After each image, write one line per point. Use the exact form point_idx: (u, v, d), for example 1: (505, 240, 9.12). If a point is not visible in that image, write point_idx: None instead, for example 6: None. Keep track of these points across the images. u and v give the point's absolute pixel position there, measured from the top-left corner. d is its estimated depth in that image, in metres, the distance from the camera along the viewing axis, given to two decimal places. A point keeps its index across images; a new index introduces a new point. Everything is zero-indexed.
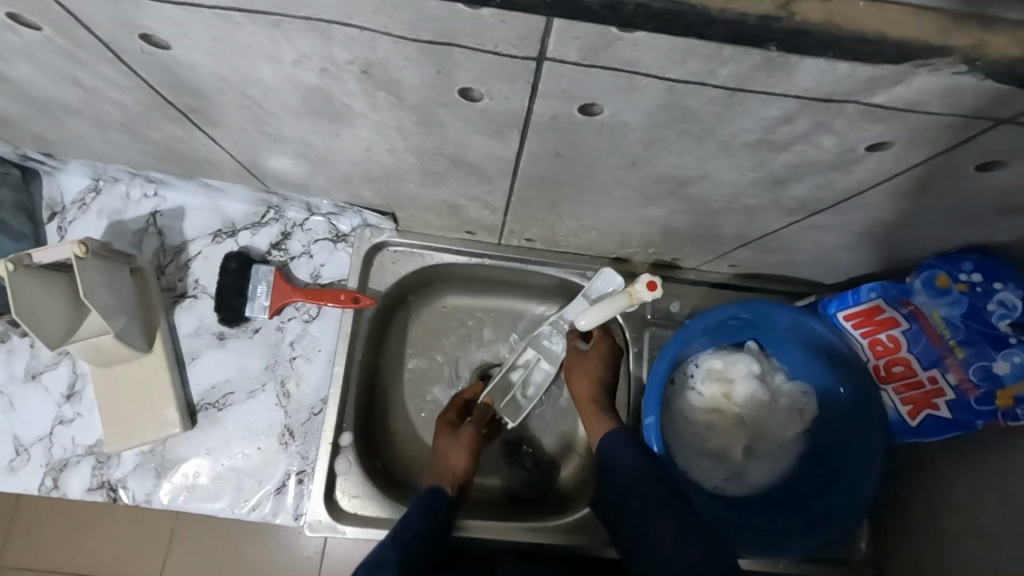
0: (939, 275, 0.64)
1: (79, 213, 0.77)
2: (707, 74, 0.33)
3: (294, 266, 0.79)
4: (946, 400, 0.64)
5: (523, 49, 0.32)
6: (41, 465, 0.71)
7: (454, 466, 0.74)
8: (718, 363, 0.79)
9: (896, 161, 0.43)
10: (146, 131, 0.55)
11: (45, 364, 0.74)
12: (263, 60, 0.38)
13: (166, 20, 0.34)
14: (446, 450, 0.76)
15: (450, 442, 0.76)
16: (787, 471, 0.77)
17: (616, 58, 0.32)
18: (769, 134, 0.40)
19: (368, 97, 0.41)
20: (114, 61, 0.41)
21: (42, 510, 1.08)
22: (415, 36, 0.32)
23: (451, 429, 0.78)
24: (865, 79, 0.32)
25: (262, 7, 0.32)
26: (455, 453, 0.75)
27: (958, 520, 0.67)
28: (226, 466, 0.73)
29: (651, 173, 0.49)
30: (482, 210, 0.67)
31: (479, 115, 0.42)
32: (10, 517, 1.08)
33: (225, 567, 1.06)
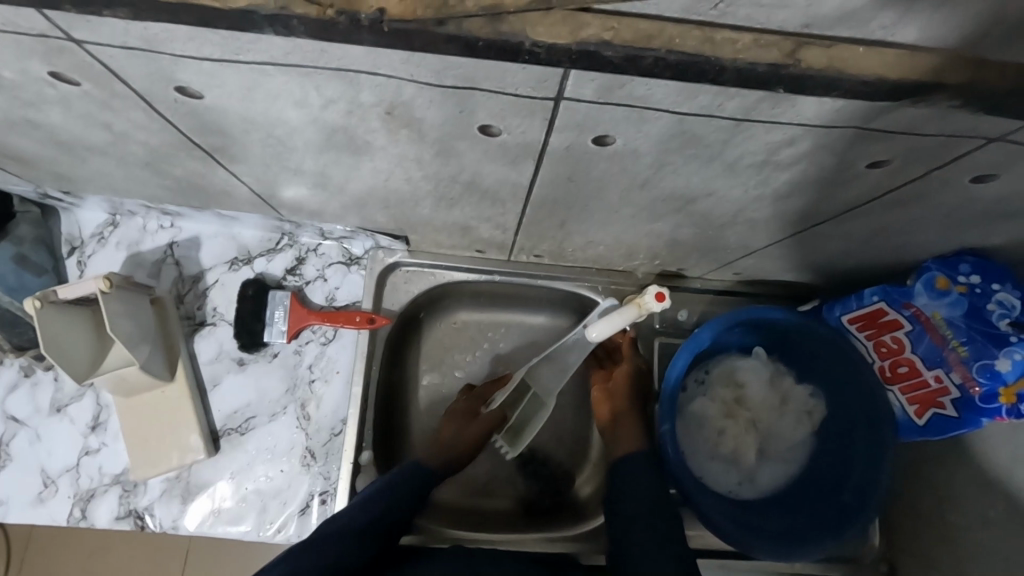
0: (938, 277, 0.66)
1: (98, 246, 0.79)
2: (715, 108, 0.35)
3: (309, 290, 0.80)
4: (951, 399, 0.66)
5: (542, 90, 0.34)
6: (68, 496, 0.73)
7: (454, 453, 0.76)
8: (728, 368, 0.82)
9: (894, 176, 0.45)
10: (169, 168, 0.57)
11: (70, 397, 0.75)
12: (292, 105, 0.40)
13: (203, 73, 0.36)
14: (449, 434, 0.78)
15: (456, 426, 0.78)
16: (796, 472, 0.80)
17: (630, 96, 0.34)
18: (773, 156, 0.42)
19: (390, 134, 0.43)
20: (147, 109, 0.42)
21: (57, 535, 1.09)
22: (440, 81, 0.34)
23: (462, 415, 0.79)
24: (864, 110, 0.34)
25: (294, 61, 0.34)
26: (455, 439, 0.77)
27: (963, 514, 0.69)
28: (251, 489, 0.74)
29: (659, 193, 0.51)
30: (493, 230, 0.69)
31: (496, 147, 0.43)
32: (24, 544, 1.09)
33: None
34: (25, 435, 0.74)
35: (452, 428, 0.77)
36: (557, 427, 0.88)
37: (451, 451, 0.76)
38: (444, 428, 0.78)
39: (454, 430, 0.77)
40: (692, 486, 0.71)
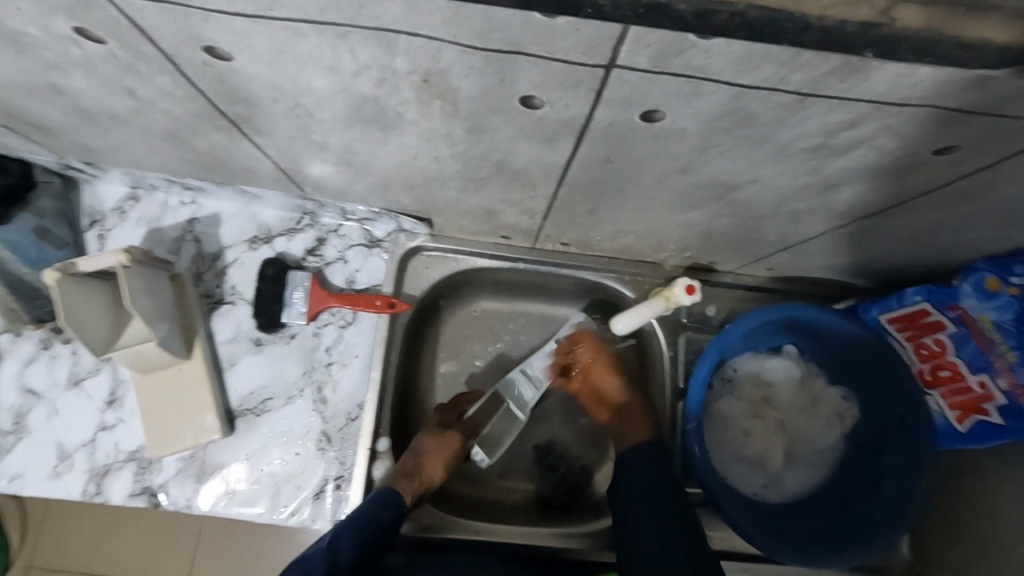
0: (988, 278, 0.62)
1: (119, 221, 0.78)
2: (779, 81, 0.32)
3: (329, 272, 0.79)
4: (997, 406, 0.63)
5: (593, 56, 0.32)
6: (84, 471, 0.72)
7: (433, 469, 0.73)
8: (756, 368, 0.79)
9: (961, 164, 0.42)
10: (192, 140, 0.55)
11: (88, 371, 0.75)
12: (323, 70, 0.37)
13: (233, 31, 0.34)
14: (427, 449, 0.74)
15: (432, 444, 0.74)
16: (826, 478, 0.76)
17: (687, 65, 0.32)
18: (832, 138, 0.39)
19: (424, 105, 0.41)
20: (173, 72, 0.41)
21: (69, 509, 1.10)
22: (482, 45, 0.32)
23: (437, 429, 0.76)
24: (946, 85, 0.31)
25: (331, 19, 0.32)
26: (433, 458, 0.74)
27: (1001, 528, 0.66)
28: (265, 472, 0.73)
29: (700, 179, 0.48)
30: (520, 216, 0.66)
31: (535, 122, 0.41)
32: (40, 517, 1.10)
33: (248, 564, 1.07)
34: (42, 408, 0.74)
35: (426, 446, 0.74)
36: (575, 421, 0.86)
37: (425, 471, 0.73)
38: (417, 446, 0.74)
39: (428, 448, 0.74)
40: (717, 487, 0.69)
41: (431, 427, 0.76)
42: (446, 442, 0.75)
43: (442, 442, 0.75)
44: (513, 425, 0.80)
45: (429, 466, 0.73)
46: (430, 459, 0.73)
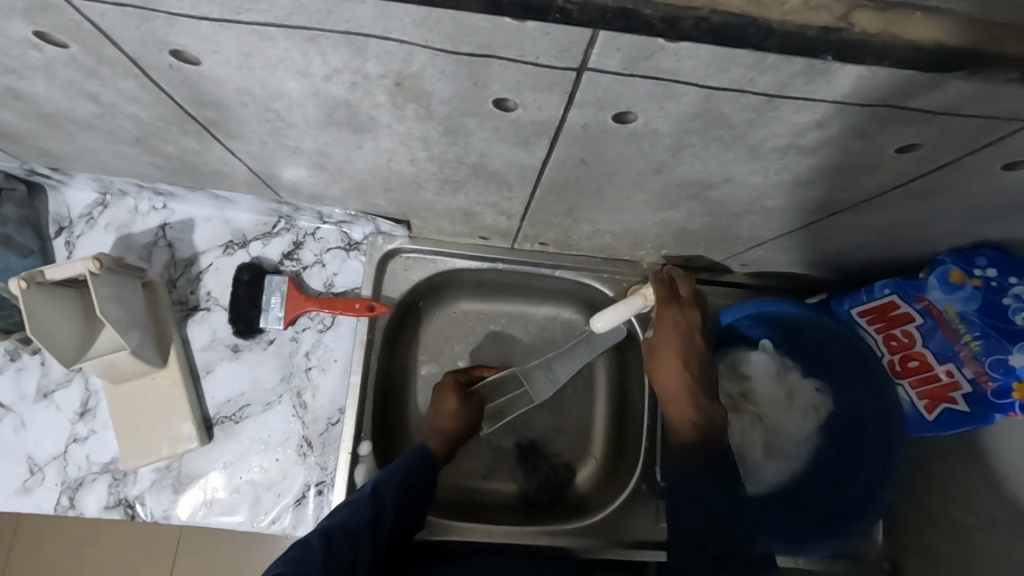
0: (952, 271, 0.64)
1: (87, 227, 0.76)
2: (746, 82, 0.33)
3: (307, 275, 0.78)
4: (963, 394, 0.65)
5: (564, 60, 0.32)
6: (56, 484, 0.70)
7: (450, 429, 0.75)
8: (734, 362, 0.81)
9: (923, 162, 0.43)
10: (160, 144, 0.54)
11: (57, 382, 0.73)
12: (294, 74, 0.37)
13: (199, 36, 0.34)
14: (445, 410, 0.75)
15: (452, 406, 0.75)
16: (802, 468, 0.78)
17: (656, 68, 0.32)
18: (799, 138, 0.40)
19: (397, 109, 0.41)
20: (139, 77, 0.40)
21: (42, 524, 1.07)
22: (454, 49, 0.32)
23: (457, 389, 0.77)
24: (906, 86, 0.32)
25: (299, 23, 0.31)
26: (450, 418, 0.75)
27: (971, 512, 0.68)
28: (245, 480, 0.72)
29: (674, 179, 0.49)
30: (498, 216, 0.66)
31: (509, 124, 0.41)
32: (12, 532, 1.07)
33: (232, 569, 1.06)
34: (10, 421, 0.72)
35: (449, 408, 0.75)
36: (557, 419, 0.86)
37: (448, 434, 0.74)
38: (439, 407, 0.75)
39: (450, 411, 0.75)
40: None
41: (449, 388, 0.77)
42: (467, 405, 0.76)
43: (464, 405, 0.76)
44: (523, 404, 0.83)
45: (451, 429, 0.75)
46: (453, 422, 0.75)
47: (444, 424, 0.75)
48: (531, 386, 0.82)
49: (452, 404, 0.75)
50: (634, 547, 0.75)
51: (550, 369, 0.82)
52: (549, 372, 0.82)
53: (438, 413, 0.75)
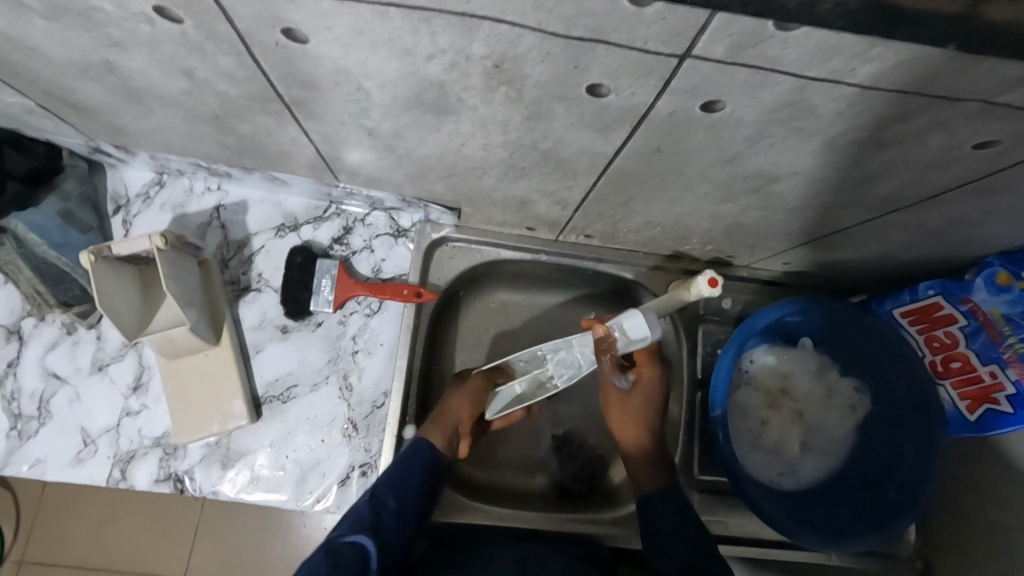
0: (1000, 273, 0.65)
1: (143, 206, 0.77)
2: (846, 72, 0.34)
3: (355, 261, 0.79)
4: (1006, 395, 0.65)
5: (671, 46, 0.33)
6: (108, 457, 0.72)
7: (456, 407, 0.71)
8: (773, 360, 0.81)
9: (997, 159, 0.44)
10: (238, 124, 0.56)
11: (111, 356, 0.74)
12: (398, 54, 0.38)
13: (317, 13, 0.35)
14: (451, 394, 0.73)
15: (456, 390, 0.73)
16: (838, 465, 0.79)
17: (761, 56, 0.33)
18: (882, 131, 0.41)
19: (488, 91, 0.42)
20: (241, 54, 0.41)
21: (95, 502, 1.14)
22: (566, 32, 0.33)
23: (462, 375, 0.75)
24: (1002, 80, 0.33)
25: (420, 2, 0.33)
26: (457, 400, 0.72)
27: (1007, 513, 0.69)
28: (291, 458, 0.73)
29: (743, 171, 0.50)
30: (552, 206, 0.68)
31: (595, 110, 0.42)
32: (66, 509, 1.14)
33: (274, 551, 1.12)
34: (66, 393, 0.73)
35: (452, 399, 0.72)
36: (592, 411, 0.87)
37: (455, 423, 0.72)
38: (446, 395, 0.74)
39: (453, 391, 0.73)
40: (740, 471, 0.70)
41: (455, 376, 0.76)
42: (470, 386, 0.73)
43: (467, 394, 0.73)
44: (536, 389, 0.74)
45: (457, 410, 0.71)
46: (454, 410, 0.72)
47: (448, 407, 0.72)
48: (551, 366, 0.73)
49: (454, 385, 0.74)
50: None
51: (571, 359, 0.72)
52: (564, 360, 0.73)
53: (445, 397, 0.73)
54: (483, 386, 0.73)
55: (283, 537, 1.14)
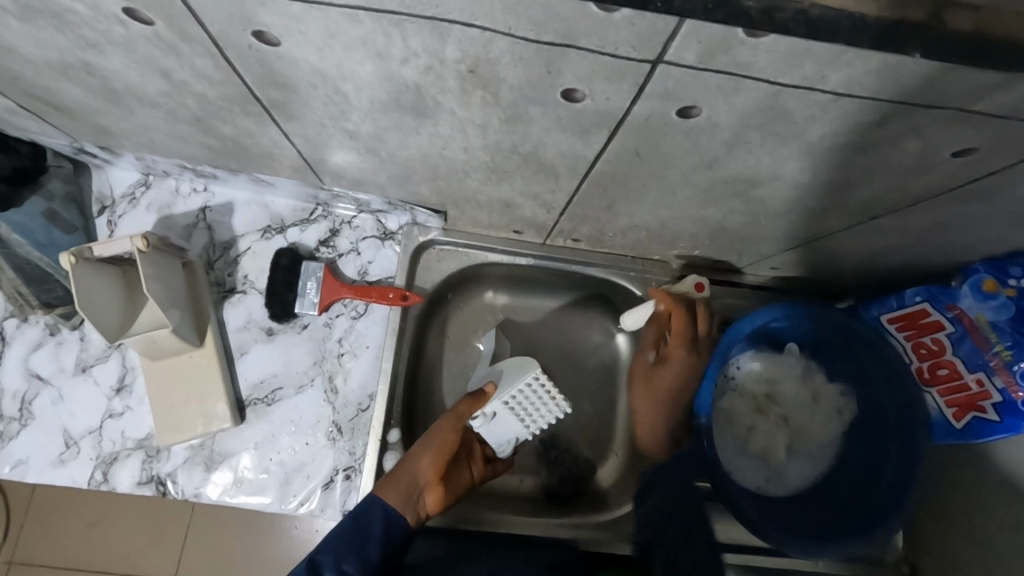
0: (986, 279, 0.64)
1: (129, 207, 0.77)
2: (818, 79, 0.34)
3: (342, 263, 0.79)
4: (993, 402, 0.65)
5: (642, 50, 0.33)
6: (90, 459, 0.71)
7: (421, 484, 0.67)
8: (758, 365, 0.81)
9: (976, 166, 0.44)
10: (219, 125, 0.55)
11: (95, 357, 0.74)
12: (371, 57, 0.38)
13: (288, 16, 0.35)
14: (422, 463, 0.68)
15: (431, 457, 0.68)
16: (825, 471, 0.79)
17: (732, 62, 0.33)
18: (858, 137, 0.41)
19: (464, 95, 0.42)
20: (216, 56, 0.41)
21: (86, 502, 1.13)
22: (537, 36, 0.33)
23: (449, 435, 0.69)
24: (973, 87, 0.33)
25: (389, 6, 0.33)
26: (424, 467, 0.67)
27: (995, 521, 0.68)
28: (274, 461, 0.73)
29: (724, 175, 0.50)
30: (538, 209, 0.67)
31: (572, 114, 0.42)
32: (55, 508, 1.14)
33: (270, 550, 1.13)
34: (48, 394, 0.73)
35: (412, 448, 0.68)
36: (581, 414, 0.86)
37: (414, 475, 0.67)
38: (416, 455, 0.68)
39: (426, 460, 0.67)
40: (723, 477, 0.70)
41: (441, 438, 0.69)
42: (438, 449, 0.68)
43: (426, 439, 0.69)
44: (510, 406, 0.70)
45: (421, 477, 0.67)
46: (410, 460, 0.68)
47: (414, 476, 0.67)
48: (515, 412, 0.70)
49: (430, 452, 0.68)
50: (654, 543, 0.75)
51: (520, 402, 0.70)
52: (514, 414, 0.70)
53: (424, 469, 0.67)
54: (446, 433, 0.69)
55: (277, 536, 1.14)
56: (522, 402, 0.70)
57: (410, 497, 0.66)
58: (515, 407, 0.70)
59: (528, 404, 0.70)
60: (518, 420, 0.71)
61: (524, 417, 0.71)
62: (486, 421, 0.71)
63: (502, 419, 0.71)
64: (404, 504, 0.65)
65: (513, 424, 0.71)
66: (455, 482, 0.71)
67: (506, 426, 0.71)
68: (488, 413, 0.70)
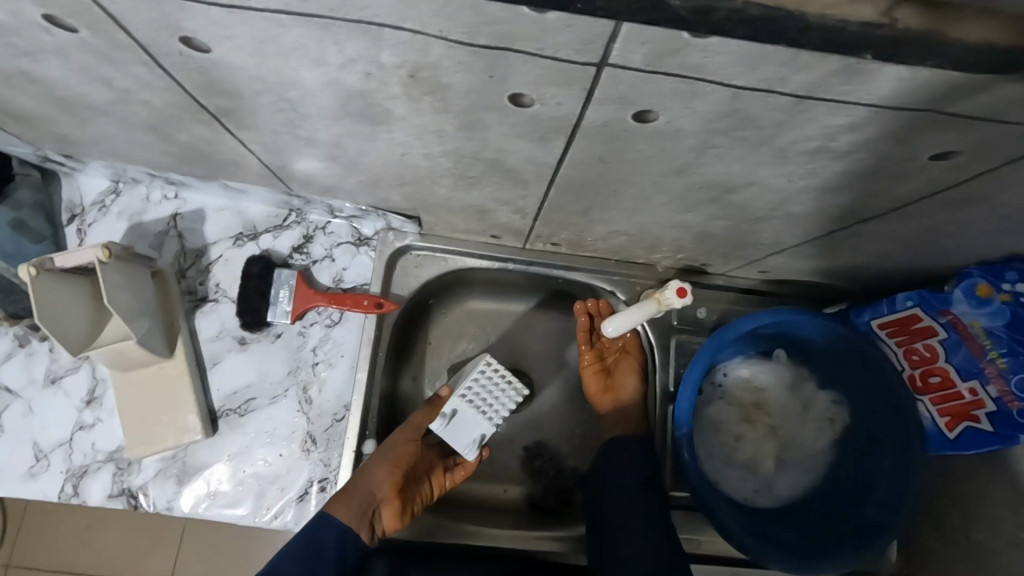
0: (980, 284, 0.61)
1: (99, 215, 0.76)
2: (777, 81, 0.31)
3: (316, 270, 0.77)
4: (987, 413, 0.62)
5: (585, 54, 0.31)
6: (61, 472, 0.70)
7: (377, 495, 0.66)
8: (746, 372, 0.79)
9: (959, 169, 0.41)
10: (174, 132, 0.53)
11: (65, 369, 0.73)
12: (307, 63, 0.36)
13: (211, 21, 0.33)
14: (378, 472, 0.67)
15: (387, 467, 0.67)
16: (815, 481, 0.76)
17: (683, 65, 0.31)
18: (830, 142, 0.38)
19: (412, 101, 0.39)
20: (150, 63, 0.39)
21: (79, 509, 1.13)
22: (472, 40, 0.31)
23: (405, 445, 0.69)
24: (944, 89, 0.31)
25: (312, 10, 0.30)
26: (380, 477, 0.66)
27: (991, 534, 0.66)
28: (248, 473, 0.71)
29: (696, 181, 0.48)
30: (512, 214, 0.65)
31: (526, 120, 0.40)
32: (49, 515, 1.13)
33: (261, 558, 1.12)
34: (18, 406, 0.72)
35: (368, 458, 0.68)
36: (566, 423, 0.84)
37: (371, 488, 0.65)
38: (372, 466, 0.67)
39: (382, 470, 0.67)
40: (707, 492, 0.68)
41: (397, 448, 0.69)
42: (394, 459, 0.68)
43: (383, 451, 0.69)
44: (468, 399, 0.69)
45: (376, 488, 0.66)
46: (365, 471, 0.67)
47: (369, 488, 0.66)
48: (474, 405, 0.68)
49: (386, 461, 0.68)
50: None
51: (477, 393, 0.69)
52: (473, 407, 0.68)
53: (379, 479, 0.66)
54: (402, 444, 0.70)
55: (269, 543, 1.13)
56: (479, 393, 0.69)
57: (364, 507, 0.64)
58: (472, 400, 0.69)
59: (485, 393, 0.69)
60: (479, 414, 0.68)
61: (484, 410, 0.69)
62: (446, 422, 0.68)
63: (462, 415, 0.68)
64: (357, 514, 0.63)
65: (474, 419, 0.68)
66: (410, 498, 0.69)
67: (467, 423, 0.68)
68: (447, 412, 0.68)
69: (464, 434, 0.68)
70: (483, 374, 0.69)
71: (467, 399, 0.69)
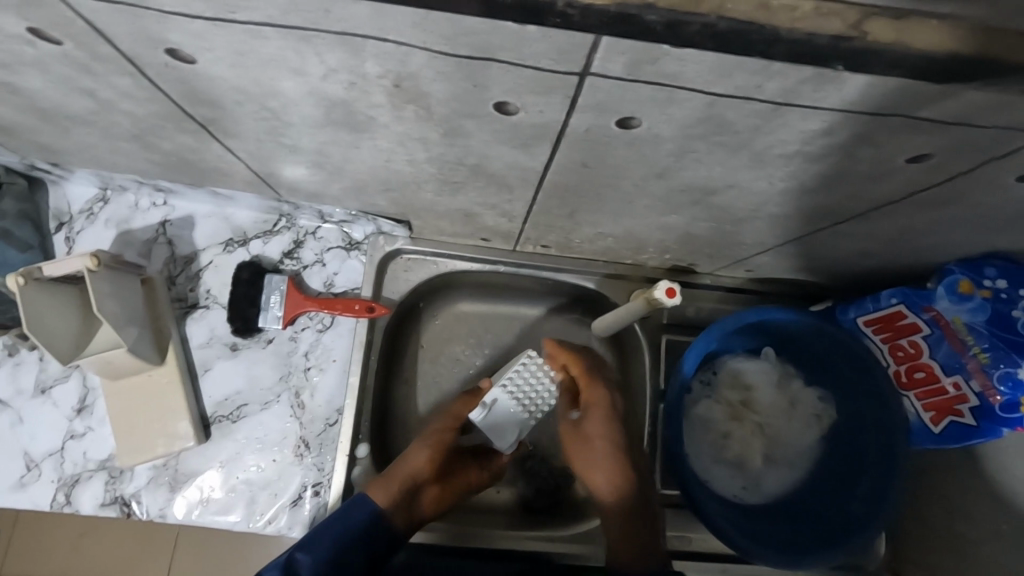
0: (962, 281, 0.63)
1: (87, 223, 0.76)
2: (753, 89, 0.32)
3: (307, 275, 0.77)
4: (970, 407, 0.63)
5: (565, 64, 0.31)
6: (52, 481, 0.70)
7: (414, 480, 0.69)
8: (735, 370, 0.80)
9: (935, 171, 0.42)
10: (160, 141, 0.53)
11: (55, 378, 0.73)
12: (289, 74, 0.36)
13: (192, 34, 0.33)
14: (417, 459, 0.70)
15: (424, 455, 0.70)
16: (803, 476, 0.77)
17: (660, 73, 0.31)
18: (807, 145, 0.39)
19: (395, 109, 0.40)
20: (134, 74, 0.39)
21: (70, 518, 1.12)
22: (452, 51, 0.31)
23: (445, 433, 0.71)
24: (915, 95, 0.31)
25: (294, 22, 0.31)
26: (419, 464, 0.69)
27: (973, 526, 0.67)
28: (241, 479, 0.71)
29: (679, 184, 0.48)
30: (500, 218, 0.65)
31: (508, 127, 0.40)
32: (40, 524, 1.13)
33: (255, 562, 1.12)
34: (7, 416, 0.72)
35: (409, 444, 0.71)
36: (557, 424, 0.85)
37: (409, 474, 0.69)
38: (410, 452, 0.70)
39: (420, 457, 0.70)
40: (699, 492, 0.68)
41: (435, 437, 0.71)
42: (433, 447, 0.71)
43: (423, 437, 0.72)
44: (510, 394, 0.68)
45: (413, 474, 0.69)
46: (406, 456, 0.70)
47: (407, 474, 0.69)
48: (514, 397, 0.68)
49: (425, 450, 0.70)
50: None
51: (517, 386, 0.69)
52: (514, 398, 0.68)
53: (417, 466, 0.69)
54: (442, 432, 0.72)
55: (263, 548, 1.13)
56: (521, 385, 0.69)
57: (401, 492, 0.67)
58: (514, 392, 0.68)
59: (527, 384, 0.69)
60: (522, 405, 0.69)
61: (524, 402, 0.69)
62: (486, 412, 0.68)
63: (502, 405, 0.68)
64: (393, 498, 0.67)
65: (515, 410, 0.69)
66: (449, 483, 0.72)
67: (506, 414, 0.69)
68: (488, 402, 0.68)
69: (504, 426, 0.69)
70: (526, 368, 0.69)
71: (509, 392, 0.68)
